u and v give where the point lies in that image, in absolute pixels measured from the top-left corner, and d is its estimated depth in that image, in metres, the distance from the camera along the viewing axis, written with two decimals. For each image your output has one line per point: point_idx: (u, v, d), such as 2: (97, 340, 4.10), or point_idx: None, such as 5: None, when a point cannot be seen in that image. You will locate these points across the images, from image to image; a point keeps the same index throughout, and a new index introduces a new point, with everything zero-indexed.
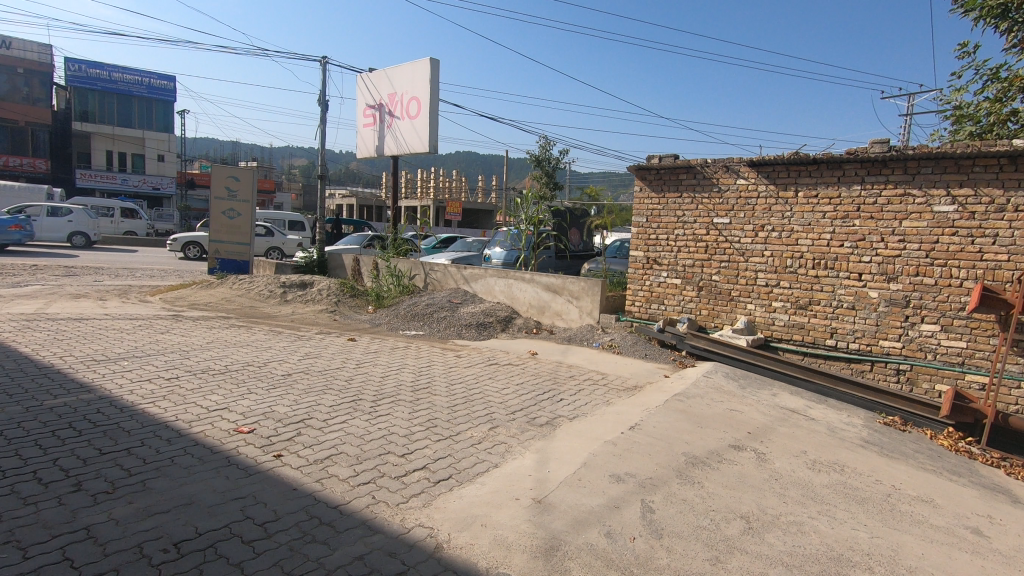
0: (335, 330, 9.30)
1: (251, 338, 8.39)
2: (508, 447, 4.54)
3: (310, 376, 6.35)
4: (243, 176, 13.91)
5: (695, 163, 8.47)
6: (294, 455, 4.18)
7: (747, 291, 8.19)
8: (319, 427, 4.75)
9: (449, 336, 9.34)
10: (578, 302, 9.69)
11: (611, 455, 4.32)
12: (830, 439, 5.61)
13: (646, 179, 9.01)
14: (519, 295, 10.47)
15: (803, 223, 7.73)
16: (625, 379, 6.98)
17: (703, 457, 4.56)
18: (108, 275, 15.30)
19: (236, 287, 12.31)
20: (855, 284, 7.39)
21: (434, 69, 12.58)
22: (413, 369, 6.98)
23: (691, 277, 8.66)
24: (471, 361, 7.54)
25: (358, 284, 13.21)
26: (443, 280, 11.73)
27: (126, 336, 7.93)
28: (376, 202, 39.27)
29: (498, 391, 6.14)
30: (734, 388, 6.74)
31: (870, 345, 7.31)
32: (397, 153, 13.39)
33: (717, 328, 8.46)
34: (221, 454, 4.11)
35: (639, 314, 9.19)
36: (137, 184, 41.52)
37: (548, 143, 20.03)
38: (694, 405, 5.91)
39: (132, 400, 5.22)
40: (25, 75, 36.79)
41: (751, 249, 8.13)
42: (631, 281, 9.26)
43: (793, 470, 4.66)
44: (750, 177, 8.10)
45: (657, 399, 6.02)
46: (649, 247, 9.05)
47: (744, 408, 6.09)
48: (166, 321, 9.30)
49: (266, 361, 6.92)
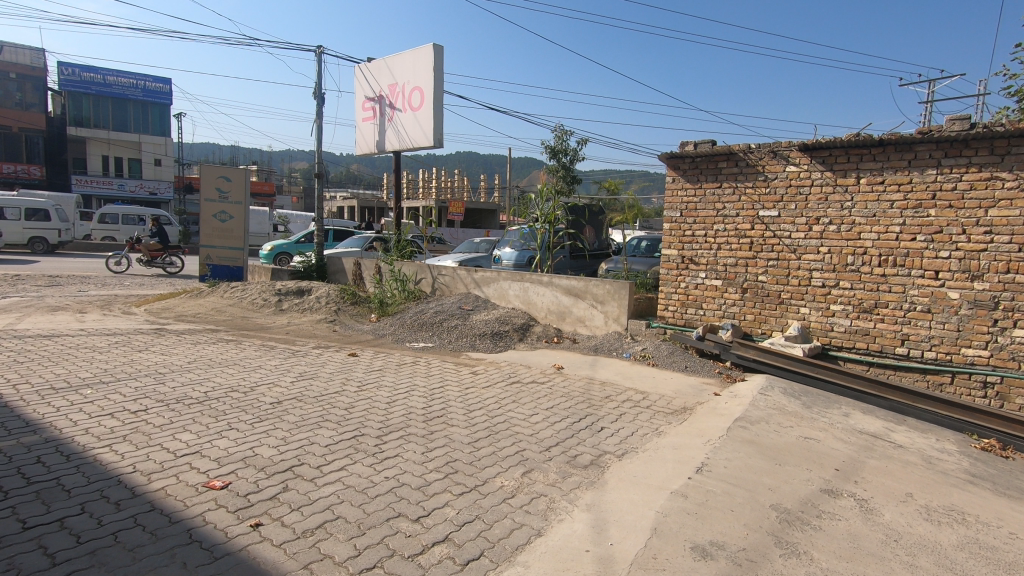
0: (334, 343, 8.36)
1: (240, 354, 7.46)
2: (550, 503, 3.57)
3: (303, 404, 5.40)
4: (234, 175, 13.01)
5: (737, 149, 7.51)
6: (278, 524, 3.22)
7: (800, 293, 7.21)
8: (312, 479, 3.79)
9: (462, 347, 8.38)
10: (602, 307, 8.75)
11: (686, 515, 3.35)
12: (932, 475, 4.63)
13: (680, 169, 8.05)
14: (536, 299, 9.51)
15: (867, 214, 6.74)
16: (669, 398, 6.01)
17: (798, 512, 3.60)
18: (94, 283, 14.40)
19: (227, 296, 11.39)
20: (930, 284, 6.40)
21: (436, 56, 11.64)
22: (425, 391, 6.04)
23: (733, 277, 7.68)
24: (490, 380, 6.58)
25: (359, 289, 12.29)
26: (452, 284, 10.80)
27: (99, 357, 7.00)
28: (377, 202, 38.44)
29: (525, 419, 5.18)
30: (799, 408, 5.78)
31: (949, 354, 6.33)
32: (400, 148, 12.45)
33: (765, 335, 7.48)
34: (182, 525, 3.16)
35: (673, 320, 8.24)
36: (134, 189, 40.85)
37: (565, 133, 19.05)
38: (761, 434, 4.92)
39: (84, 443, 4.27)
40: (18, 80, 36.09)
41: (804, 245, 7.15)
42: (664, 283, 8.30)
43: (910, 525, 3.68)
44: (801, 162, 7.11)
45: (717, 426, 5.04)
46: (685, 244, 8.07)
47: (820, 436, 5.11)
48: (147, 337, 8.37)
49: (255, 385, 5.97)
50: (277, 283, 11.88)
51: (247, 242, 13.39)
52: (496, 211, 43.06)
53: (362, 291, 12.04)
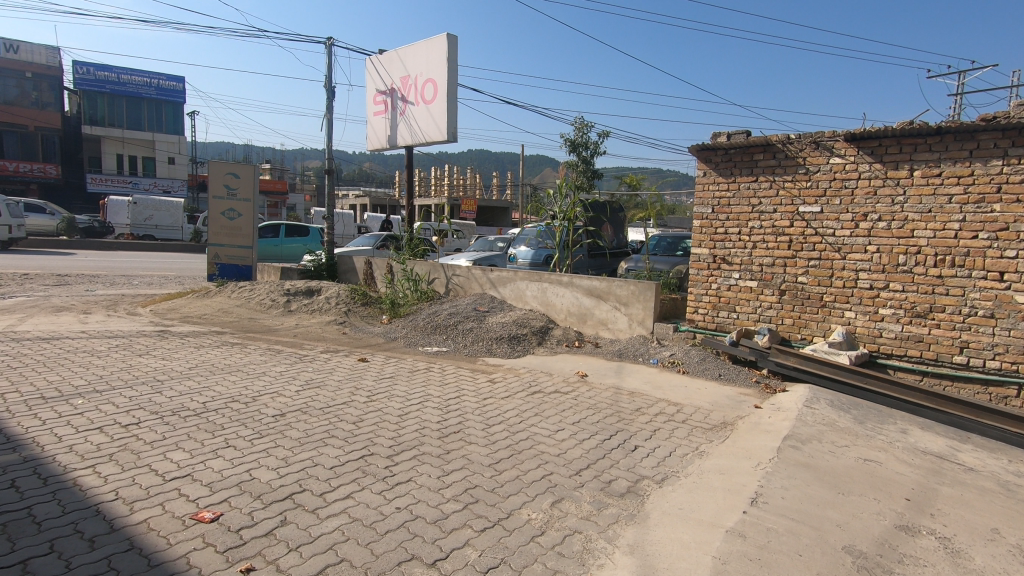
0: (343, 347, 7.94)
1: (245, 360, 7.04)
2: (586, 543, 3.09)
3: (308, 418, 4.97)
4: (243, 172, 12.70)
5: (775, 140, 6.95)
6: (272, 569, 2.77)
7: (844, 295, 6.65)
8: (314, 510, 3.34)
9: (478, 352, 7.91)
10: (627, 309, 8.25)
11: (749, 562, 2.85)
12: (1015, 505, 4.07)
13: (712, 162, 7.52)
14: (555, 300, 9.02)
15: (922, 209, 6.15)
16: (705, 411, 5.50)
17: (876, 556, 3.08)
18: (102, 283, 14.12)
19: (235, 297, 11.02)
20: (994, 287, 5.80)
21: (451, 46, 11.18)
22: (440, 402, 5.59)
23: (770, 278, 7.14)
24: (510, 390, 6.10)
25: (370, 289, 11.89)
26: (466, 284, 10.34)
27: (96, 362, 6.61)
28: (389, 200, 38.19)
29: (551, 436, 4.69)
30: (851, 423, 5.24)
31: (1016, 364, 5.72)
32: (413, 143, 12.01)
33: (806, 341, 6.92)
34: (162, 570, 2.73)
35: (703, 324, 7.71)
36: (149, 188, 40.94)
37: (585, 125, 18.59)
38: (816, 455, 4.40)
39: (64, 464, 3.85)
40: (34, 79, 36.26)
41: (850, 243, 6.59)
42: (694, 284, 7.77)
43: (1007, 572, 3.15)
44: (847, 154, 6.54)
45: (765, 446, 4.52)
46: (716, 242, 7.54)
47: (880, 457, 4.58)
48: (149, 340, 8.00)
49: (259, 395, 5.55)
50: (286, 283, 11.50)
51: (257, 241, 13.03)
52: (507, 209, 42.60)
53: (373, 292, 11.65)
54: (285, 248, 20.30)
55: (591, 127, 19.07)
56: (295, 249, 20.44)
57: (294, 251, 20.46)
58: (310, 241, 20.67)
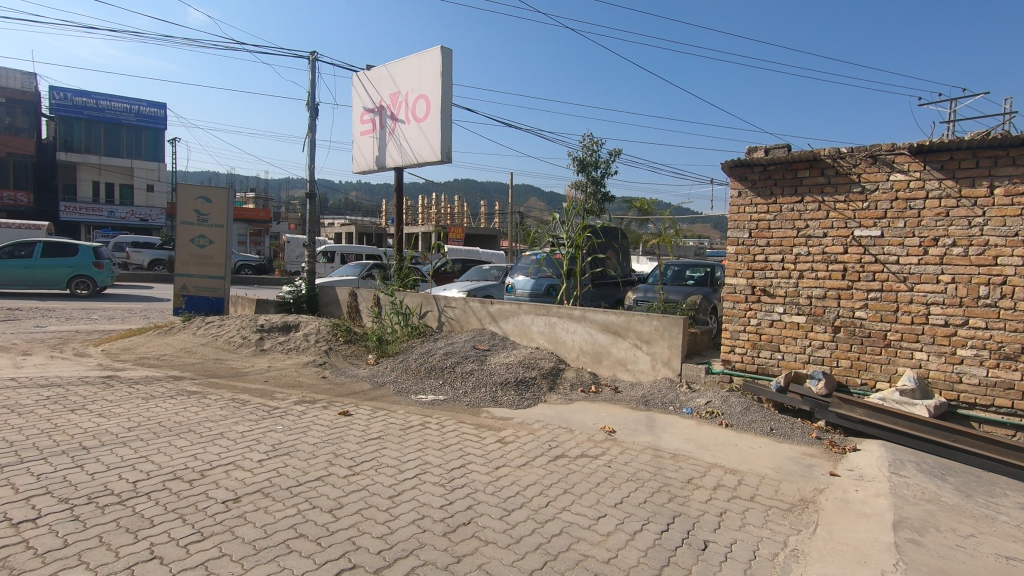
0: (322, 396, 6.73)
1: (201, 415, 5.80)
2: None
3: (270, 505, 3.77)
4: (216, 196, 11.60)
5: (824, 154, 6.08)
6: None
7: (912, 334, 5.67)
8: None
9: (483, 398, 6.76)
10: (649, 348, 7.21)
11: None
12: None
13: (748, 180, 6.62)
14: (565, 337, 7.96)
15: (1007, 232, 5.24)
16: (772, 482, 4.42)
17: None
18: (55, 317, 12.74)
19: (200, 335, 9.76)
20: None
21: (445, 59, 10.35)
22: (442, 474, 4.44)
23: (820, 312, 6.16)
24: (526, 454, 4.96)
25: (355, 324, 10.73)
26: (463, 318, 9.22)
27: (12, 422, 5.34)
28: (376, 228, 37.30)
29: (592, 530, 3.57)
30: (959, 498, 4.18)
31: None
32: (403, 163, 11.07)
33: (866, 387, 5.91)
34: None
35: (741, 366, 6.69)
36: (126, 216, 39.59)
37: (594, 143, 17.74)
38: (945, 554, 3.33)
39: None
40: (8, 104, 35.10)
41: (918, 272, 5.64)
42: (728, 319, 6.78)
43: None
44: (912, 169, 5.66)
45: (873, 540, 3.45)
46: (755, 271, 6.58)
47: (1020, 551, 3.50)
48: (90, 389, 6.73)
49: (210, 469, 4.35)
50: (259, 317, 10.29)
51: (230, 270, 11.83)
52: (496, 237, 41.90)
53: (357, 327, 10.49)
54: (41, 271, 15.64)
55: (599, 147, 18.22)
56: (55, 273, 15.73)
57: (55, 275, 15.79)
58: (78, 262, 16.03)
